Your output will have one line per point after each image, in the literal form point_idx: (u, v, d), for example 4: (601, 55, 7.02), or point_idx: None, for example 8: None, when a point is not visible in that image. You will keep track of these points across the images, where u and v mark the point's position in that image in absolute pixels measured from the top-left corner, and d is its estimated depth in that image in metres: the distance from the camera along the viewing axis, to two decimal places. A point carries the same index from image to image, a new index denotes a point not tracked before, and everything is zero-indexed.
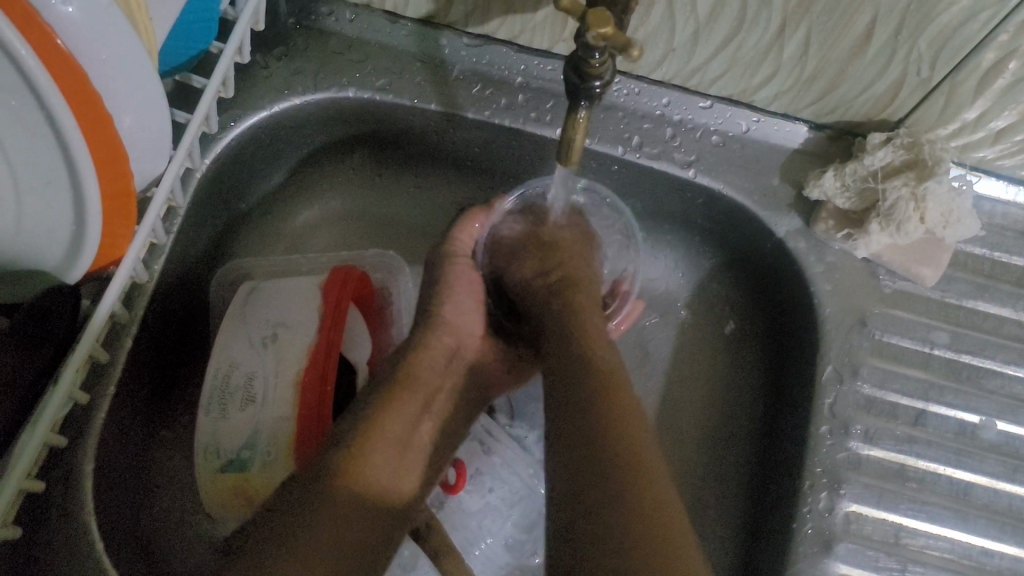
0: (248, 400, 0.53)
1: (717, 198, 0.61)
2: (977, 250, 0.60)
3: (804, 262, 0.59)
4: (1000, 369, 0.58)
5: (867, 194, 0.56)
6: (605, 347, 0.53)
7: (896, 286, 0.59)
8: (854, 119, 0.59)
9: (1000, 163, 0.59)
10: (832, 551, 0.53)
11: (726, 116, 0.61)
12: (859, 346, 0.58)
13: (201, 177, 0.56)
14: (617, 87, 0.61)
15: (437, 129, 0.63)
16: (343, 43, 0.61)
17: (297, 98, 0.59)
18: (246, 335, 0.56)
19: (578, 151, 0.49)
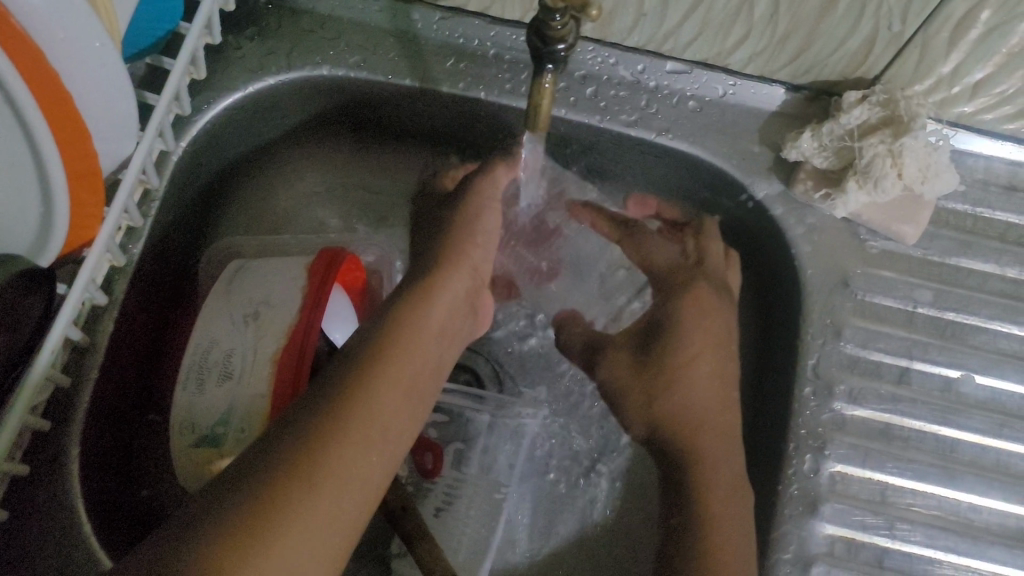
0: (225, 375, 0.53)
1: (695, 164, 0.61)
2: (960, 206, 0.60)
3: (784, 225, 0.59)
4: (985, 325, 0.58)
5: (844, 152, 0.56)
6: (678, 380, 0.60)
7: (879, 245, 0.59)
8: (830, 79, 0.58)
9: (979, 118, 0.58)
10: (819, 512, 0.53)
11: (703, 81, 0.60)
12: (842, 306, 0.58)
13: (177, 160, 0.56)
14: (591, 55, 0.60)
15: (412, 104, 0.62)
16: (316, 20, 0.61)
17: (271, 78, 0.59)
18: (229, 312, 0.56)
19: (546, 117, 0.48)
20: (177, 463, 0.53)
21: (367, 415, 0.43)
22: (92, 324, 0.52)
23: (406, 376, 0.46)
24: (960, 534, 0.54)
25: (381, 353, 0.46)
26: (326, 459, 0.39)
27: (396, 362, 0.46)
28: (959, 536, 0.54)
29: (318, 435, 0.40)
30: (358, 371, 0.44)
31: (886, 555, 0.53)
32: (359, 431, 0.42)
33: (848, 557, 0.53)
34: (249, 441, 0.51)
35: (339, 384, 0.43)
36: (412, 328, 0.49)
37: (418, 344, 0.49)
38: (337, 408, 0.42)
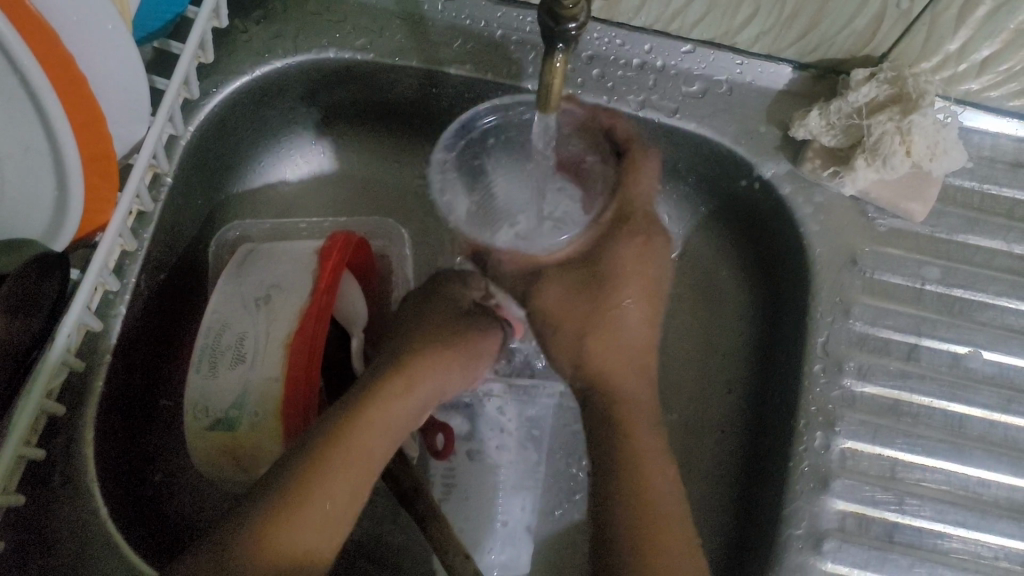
0: (238, 358, 0.53)
1: (703, 144, 0.61)
2: (967, 184, 0.60)
3: (792, 203, 0.59)
4: (993, 301, 0.58)
5: (853, 131, 0.56)
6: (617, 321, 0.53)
7: (887, 223, 0.59)
8: (837, 57, 0.58)
9: (986, 95, 0.59)
10: (830, 488, 0.54)
11: (709, 61, 0.61)
12: (850, 284, 0.58)
13: (185, 144, 0.56)
14: (598, 36, 0.61)
15: (417, 87, 0.62)
16: (322, 4, 0.61)
17: (278, 62, 0.59)
18: (241, 295, 0.56)
19: (556, 98, 0.48)
20: (192, 446, 0.53)
21: (322, 498, 0.44)
22: (104, 309, 0.52)
23: (373, 445, 0.46)
24: (970, 509, 0.54)
25: (348, 422, 0.46)
26: (287, 531, 0.42)
27: (364, 438, 0.46)
28: (968, 511, 0.54)
29: (277, 508, 0.43)
30: (318, 455, 0.44)
31: (895, 529, 0.54)
32: (313, 513, 0.43)
33: (858, 533, 0.53)
34: (265, 424, 0.51)
35: (298, 470, 0.44)
36: (387, 411, 0.48)
37: (387, 427, 0.47)
38: (290, 499, 0.43)
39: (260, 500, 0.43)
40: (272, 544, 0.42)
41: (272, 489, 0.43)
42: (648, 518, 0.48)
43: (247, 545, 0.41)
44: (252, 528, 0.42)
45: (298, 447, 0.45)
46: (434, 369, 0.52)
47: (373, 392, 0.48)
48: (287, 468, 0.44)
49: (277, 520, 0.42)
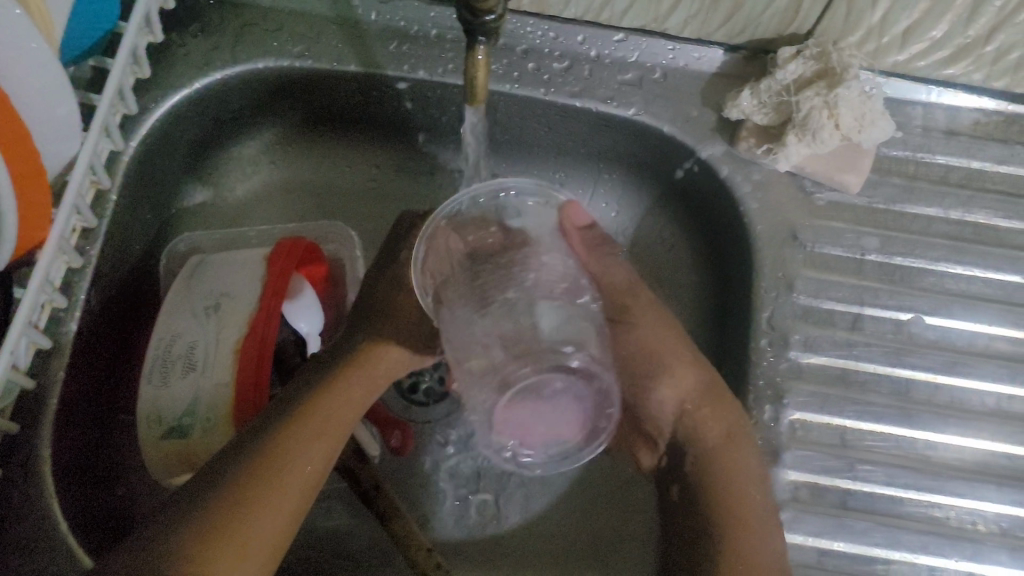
0: (189, 367, 0.54)
1: (641, 129, 0.62)
2: (900, 154, 0.61)
3: (731, 182, 0.60)
4: (932, 267, 0.59)
5: (783, 108, 0.57)
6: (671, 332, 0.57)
7: (825, 197, 0.60)
8: (765, 37, 0.59)
9: (912, 66, 0.60)
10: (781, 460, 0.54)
11: (642, 48, 0.62)
12: (791, 258, 0.59)
13: (129, 159, 0.57)
14: (532, 30, 0.62)
15: (359, 90, 0.63)
16: (258, 13, 0.61)
17: (217, 73, 0.60)
18: (190, 304, 0.57)
19: (483, 91, 0.49)
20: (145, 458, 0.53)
21: (290, 477, 0.44)
22: (54, 327, 0.52)
23: (335, 428, 0.48)
24: (920, 470, 0.55)
25: (315, 404, 0.48)
26: (257, 511, 0.42)
27: (331, 414, 0.48)
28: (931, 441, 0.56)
29: (247, 487, 0.42)
30: (292, 423, 0.46)
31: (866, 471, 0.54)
32: (280, 491, 0.43)
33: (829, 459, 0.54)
34: (218, 430, 0.52)
35: (274, 435, 0.45)
36: (348, 396, 0.50)
37: (349, 411, 0.49)
38: (257, 478, 0.43)
39: (226, 480, 0.43)
40: (250, 509, 0.42)
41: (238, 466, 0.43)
42: (745, 530, 0.49)
43: (215, 519, 0.41)
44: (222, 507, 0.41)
45: (263, 428, 0.46)
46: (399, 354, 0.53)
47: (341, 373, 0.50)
48: (254, 446, 0.44)
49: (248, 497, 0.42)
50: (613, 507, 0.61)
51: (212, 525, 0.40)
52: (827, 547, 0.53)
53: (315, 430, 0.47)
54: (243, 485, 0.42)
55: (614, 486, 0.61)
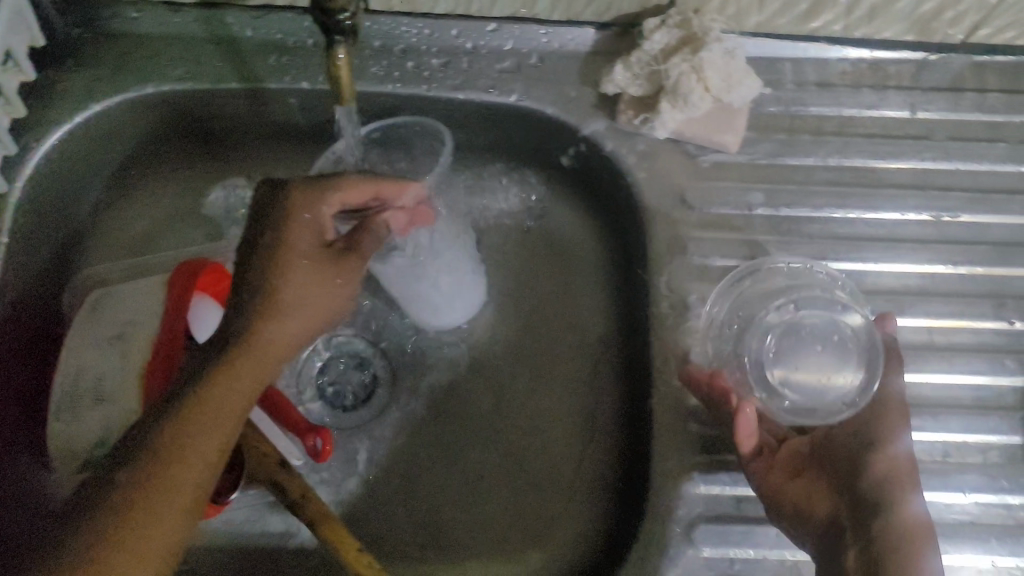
0: (98, 398, 0.54)
1: (526, 114, 0.63)
2: (775, 109, 0.63)
3: (617, 154, 0.62)
4: (818, 214, 0.61)
5: (655, 77, 0.59)
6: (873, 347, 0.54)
7: (709, 158, 0.62)
8: (631, 11, 0.61)
9: (775, 24, 0.62)
10: (692, 417, 0.56)
11: (516, 35, 0.63)
12: (683, 222, 0.61)
13: (17, 200, 0.56)
14: (407, 28, 0.63)
15: (247, 106, 0.63)
16: (133, 42, 0.61)
17: (98, 105, 0.60)
18: (94, 337, 0.56)
19: (349, 94, 0.50)
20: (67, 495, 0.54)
21: (177, 481, 0.42)
22: None
23: (232, 410, 0.45)
24: None
25: (207, 389, 0.44)
26: (138, 527, 0.41)
27: (223, 405, 0.45)
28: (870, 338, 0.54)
29: (127, 502, 0.41)
30: (178, 425, 0.43)
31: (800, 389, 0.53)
32: (166, 496, 0.42)
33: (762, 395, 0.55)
34: None
35: (165, 428, 0.43)
36: (251, 364, 0.46)
37: (248, 383, 0.46)
38: (138, 488, 0.41)
39: (108, 493, 0.41)
40: (131, 536, 0.41)
41: (120, 476, 0.42)
42: (894, 508, 0.47)
43: (90, 544, 0.40)
44: (100, 526, 0.40)
45: (151, 424, 0.43)
46: (285, 333, 0.47)
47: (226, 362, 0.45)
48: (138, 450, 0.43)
49: (127, 516, 0.41)
50: (543, 487, 0.61)
51: (89, 559, 0.39)
52: (745, 493, 0.54)
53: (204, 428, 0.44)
54: (124, 500, 0.41)
55: (542, 466, 0.62)
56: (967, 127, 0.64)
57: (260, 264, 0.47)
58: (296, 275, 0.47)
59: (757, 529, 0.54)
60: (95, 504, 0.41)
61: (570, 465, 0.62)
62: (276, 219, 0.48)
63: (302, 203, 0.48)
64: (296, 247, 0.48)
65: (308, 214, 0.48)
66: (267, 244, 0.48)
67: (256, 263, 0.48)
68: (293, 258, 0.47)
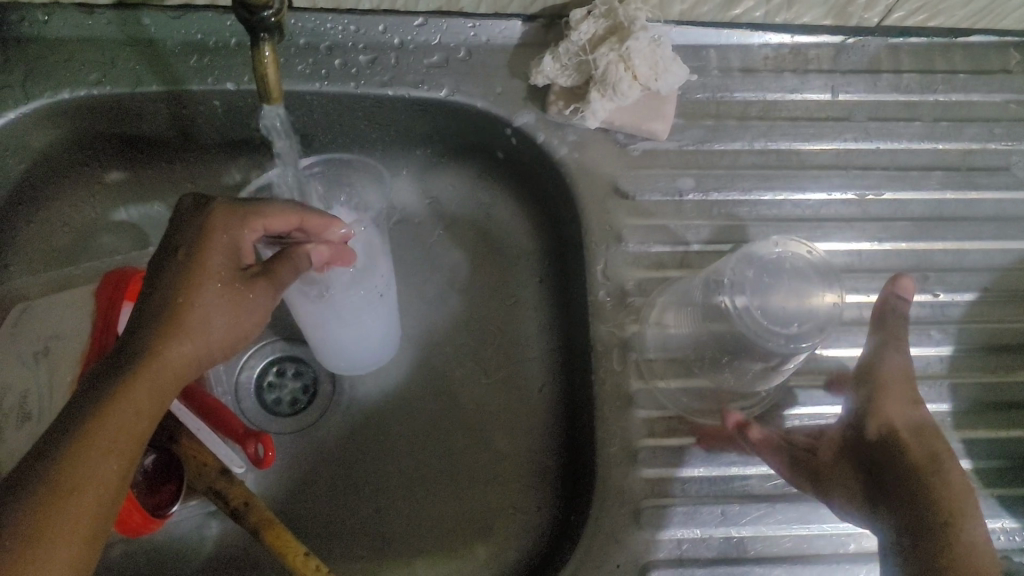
0: (23, 415, 0.52)
1: (456, 109, 0.63)
2: (701, 96, 0.64)
3: (549, 145, 0.62)
4: (747, 197, 0.62)
5: (584, 68, 0.59)
6: (898, 338, 0.54)
7: (639, 146, 0.63)
8: (556, 3, 0.61)
9: (699, 12, 0.63)
10: (635, 403, 0.57)
11: (443, 29, 0.63)
12: (617, 210, 0.61)
13: None
14: (332, 25, 0.62)
15: (168, 109, 0.62)
16: (45, 46, 0.59)
17: (12, 113, 0.57)
18: (16, 353, 0.54)
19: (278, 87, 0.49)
20: None
21: (77, 515, 0.40)
22: None
23: (135, 433, 0.43)
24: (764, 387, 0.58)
25: (109, 411, 0.42)
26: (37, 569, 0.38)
27: (125, 427, 0.42)
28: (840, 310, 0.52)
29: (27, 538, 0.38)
30: (76, 450, 0.40)
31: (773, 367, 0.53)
32: (68, 531, 0.39)
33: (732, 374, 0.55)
34: None
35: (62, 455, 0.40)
36: (152, 385, 0.44)
37: (151, 406, 0.44)
38: (35, 523, 0.39)
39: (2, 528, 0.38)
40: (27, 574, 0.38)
41: (14, 509, 0.39)
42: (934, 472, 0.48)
43: None
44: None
45: (47, 450, 0.40)
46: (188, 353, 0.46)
47: (128, 383, 0.43)
48: (34, 482, 0.39)
49: (27, 555, 0.38)
50: (494, 480, 0.61)
51: None
52: (688, 475, 0.56)
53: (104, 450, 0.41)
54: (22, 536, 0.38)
55: (490, 459, 0.62)
56: (884, 108, 0.66)
57: (172, 281, 0.46)
58: (203, 295, 0.46)
59: (702, 508, 0.55)
60: None
61: (518, 458, 0.62)
62: (191, 240, 0.47)
63: (219, 222, 0.48)
64: (209, 267, 0.47)
65: (226, 235, 0.48)
66: (178, 262, 0.47)
67: (165, 280, 0.46)
68: (203, 272, 0.47)
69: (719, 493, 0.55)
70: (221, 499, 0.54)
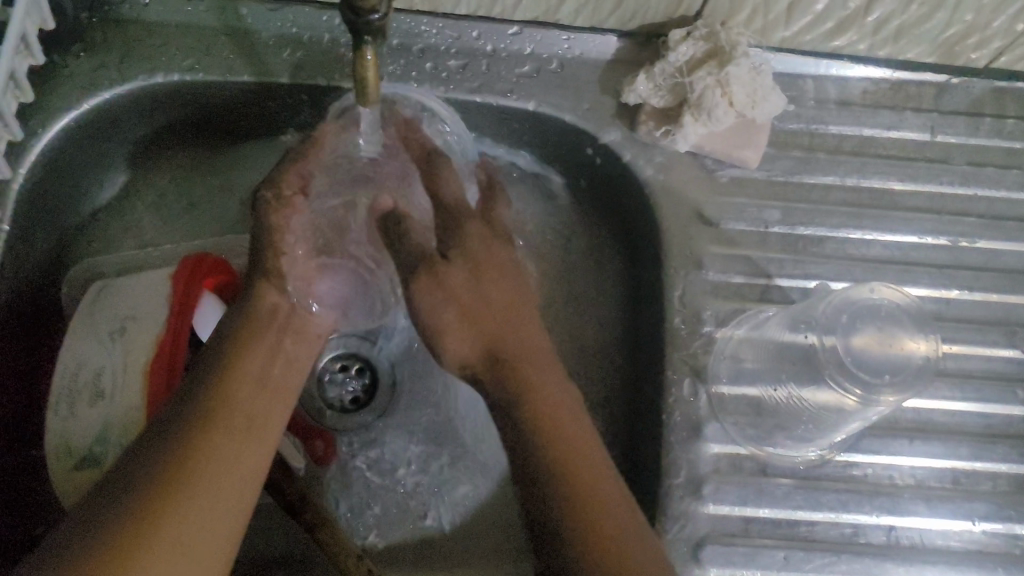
0: (96, 394, 0.52)
1: (543, 120, 0.62)
2: (794, 126, 0.63)
3: (635, 165, 0.61)
4: (834, 234, 0.61)
5: (678, 89, 0.58)
6: None
7: (727, 173, 0.61)
8: (655, 21, 0.60)
9: (800, 41, 0.61)
10: (704, 435, 0.56)
11: (537, 39, 0.62)
12: (698, 237, 0.60)
13: (19, 187, 0.54)
14: (425, 28, 0.61)
15: (255, 99, 0.62)
16: (143, 29, 0.60)
17: (104, 92, 0.58)
18: (93, 330, 0.55)
19: (375, 86, 0.49)
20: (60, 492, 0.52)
21: (215, 471, 0.44)
22: None
23: (247, 397, 0.49)
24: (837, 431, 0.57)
25: (227, 378, 0.49)
26: (149, 555, 0.39)
27: (239, 394, 0.49)
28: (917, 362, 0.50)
29: (127, 536, 0.39)
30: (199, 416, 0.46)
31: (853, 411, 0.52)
32: (190, 505, 0.42)
33: (802, 426, 0.54)
34: None
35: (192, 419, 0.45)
36: (260, 350, 0.52)
37: (262, 368, 0.52)
38: (152, 503, 0.41)
39: (102, 531, 0.39)
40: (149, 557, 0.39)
41: (120, 506, 0.40)
42: None
43: None
44: (104, 562, 0.37)
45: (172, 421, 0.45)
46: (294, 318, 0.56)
47: (238, 355, 0.50)
48: (161, 454, 0.43)
49: (142, 539, 0.39)
50: None
51: None
52: (752, 514, 0.54)
53: (215, 420, 0.46)
54: (120, 537, 0.39)
55: None
56: (984, 152, 0.64)
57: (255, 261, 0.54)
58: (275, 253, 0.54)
59: (764, 552, 0.53)
60: (89, 543, 0.38)
61: None
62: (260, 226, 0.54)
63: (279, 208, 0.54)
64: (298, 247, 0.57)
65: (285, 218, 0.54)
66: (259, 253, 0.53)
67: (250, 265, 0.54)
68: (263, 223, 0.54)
69: (785, 538, 0.54)
70: (281, 494, 0.54)
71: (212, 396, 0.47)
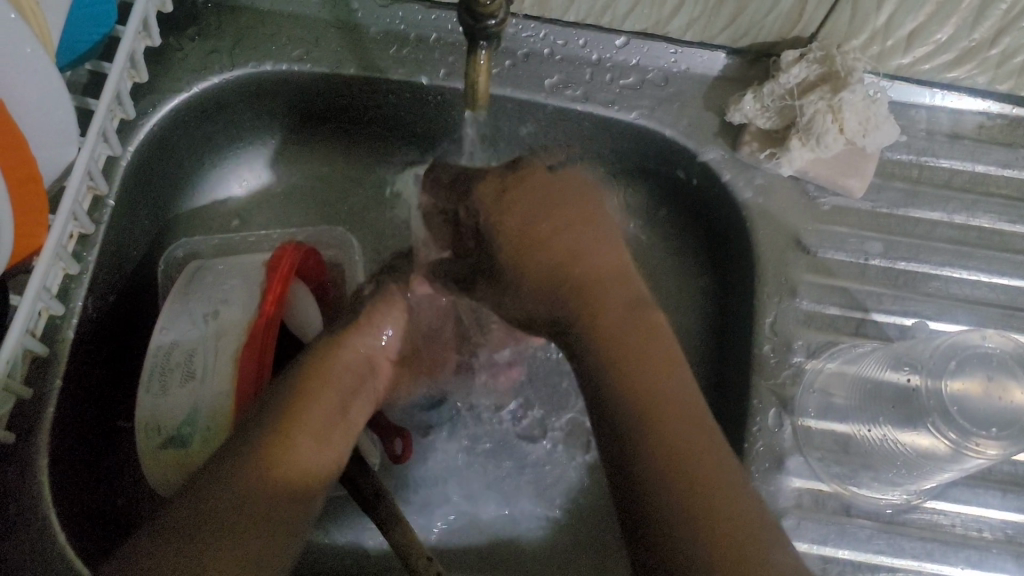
0: (188, 374, 0.53)
1: (644, 134, 0.61)
2: (904, 157, 0.61)
3: (735, 186, 0.59)
4: (936, 272, 0.59)
5: (787, 112, 0.57)
6: None
7: (829, 201, 0.60)
8: (766, 40, 0.59)
9: (918, 69, 0.59)
10: (786, 468, 0.54)
11: (643, 51, 0.61)
12: (795, 265, 0.59)
13: (126, 165, 0.55)
14: (531, 32, 0.61)
15: (354, 92, 0.62)
16: (256, 16, 0.60)
17: (214, 76, 0.59)
18: (185, 312, 0.56)
19: (483, 94, 0.50)
20: (145, 467, 0.53)
21: (294, 461, 0.47)
22: (51, 336, 0.50)
23: (333, 398, 0.52)
24: None
25: (312, 373, 0.52)
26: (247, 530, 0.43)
27: (323, 393, 0.52)
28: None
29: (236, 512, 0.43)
30: (289, 408, 0.49)
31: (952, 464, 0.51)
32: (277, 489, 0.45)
33: (892, 470, 0.53)
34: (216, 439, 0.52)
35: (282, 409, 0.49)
36: (346, 361, 0.55)
37: (348, 375, 0.55)
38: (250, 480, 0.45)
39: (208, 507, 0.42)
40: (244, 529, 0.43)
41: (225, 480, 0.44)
42: None
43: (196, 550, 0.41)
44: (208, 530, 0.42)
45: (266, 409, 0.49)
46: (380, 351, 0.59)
47: (326, 360, 0.54)
48: (255, 437, 0.47)
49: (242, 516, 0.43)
50: None
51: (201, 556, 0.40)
52: (831, 554, 0.53)
53: (290, 433, 0.48)
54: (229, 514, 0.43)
55: None
56: None
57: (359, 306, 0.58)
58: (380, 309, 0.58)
59: None
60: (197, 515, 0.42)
61: None
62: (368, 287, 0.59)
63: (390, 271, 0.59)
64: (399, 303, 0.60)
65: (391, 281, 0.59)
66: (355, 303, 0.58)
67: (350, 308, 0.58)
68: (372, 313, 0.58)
69: None
70: (356, 488, 0.54)
71: (287, 415, 0.49)
